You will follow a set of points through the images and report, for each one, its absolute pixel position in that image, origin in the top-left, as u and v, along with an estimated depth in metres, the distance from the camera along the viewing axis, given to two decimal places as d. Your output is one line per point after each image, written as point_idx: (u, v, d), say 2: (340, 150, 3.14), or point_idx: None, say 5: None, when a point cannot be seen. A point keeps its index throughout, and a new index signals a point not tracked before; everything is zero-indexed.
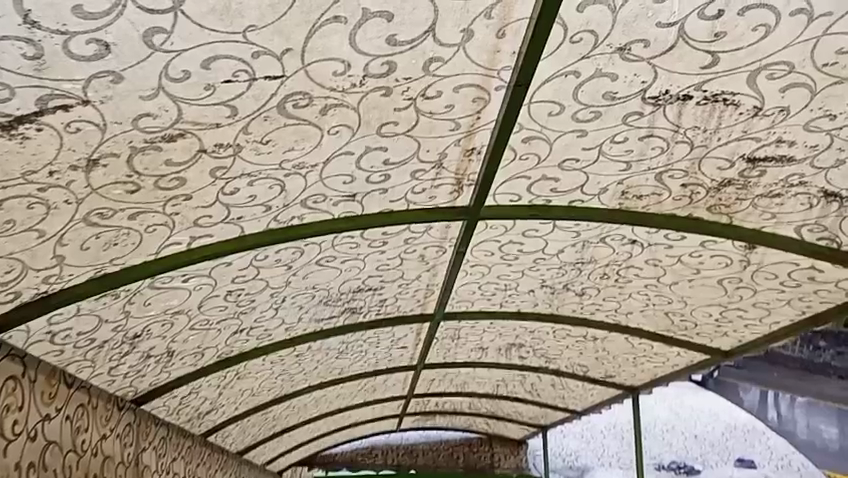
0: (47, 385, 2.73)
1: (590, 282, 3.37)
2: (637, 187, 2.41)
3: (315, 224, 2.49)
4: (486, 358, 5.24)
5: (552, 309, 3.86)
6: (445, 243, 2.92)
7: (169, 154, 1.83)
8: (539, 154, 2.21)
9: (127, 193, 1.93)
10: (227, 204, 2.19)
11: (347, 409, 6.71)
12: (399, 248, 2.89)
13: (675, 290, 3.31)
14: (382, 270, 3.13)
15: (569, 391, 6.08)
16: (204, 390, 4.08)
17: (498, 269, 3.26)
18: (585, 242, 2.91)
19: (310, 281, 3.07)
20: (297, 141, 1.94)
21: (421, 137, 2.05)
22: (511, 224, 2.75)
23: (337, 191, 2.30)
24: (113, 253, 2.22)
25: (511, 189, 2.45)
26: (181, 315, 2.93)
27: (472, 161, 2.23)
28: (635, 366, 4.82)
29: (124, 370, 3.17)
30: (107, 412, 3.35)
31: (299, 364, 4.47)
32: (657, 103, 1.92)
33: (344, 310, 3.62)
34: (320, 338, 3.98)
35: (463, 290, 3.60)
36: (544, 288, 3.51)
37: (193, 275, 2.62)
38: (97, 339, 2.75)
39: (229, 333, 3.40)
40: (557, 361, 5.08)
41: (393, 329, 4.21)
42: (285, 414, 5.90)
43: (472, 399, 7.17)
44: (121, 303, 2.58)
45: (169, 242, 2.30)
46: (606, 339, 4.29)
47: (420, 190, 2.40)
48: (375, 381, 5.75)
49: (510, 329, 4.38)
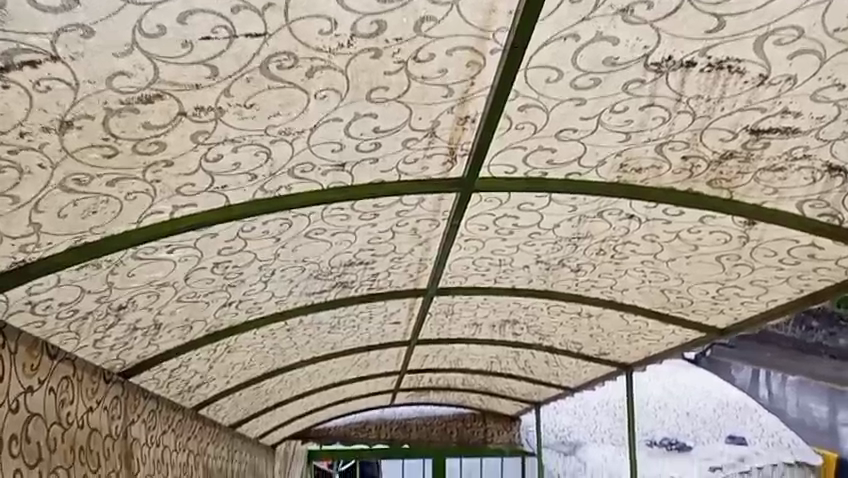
0: (30, 357, 2.67)
1: (586, 258, 3.31)
2: (636, 159, 2.33)
3: (303, 194, 2.41)
4: (480, 335, 5.21)
5: (547, 285, 3.81)
6: (438, 216, 2.85)
7: (147, 116, 1.74)
8: (536, 124, 2.13)
9: (104, 157, 1.85)
10: (211, 172, 2.11)
11: (340, 384, 6.69)
12: (391, 220, 2.82)
13: (672, 267, 3.26)
14: (373, 243, 3.06)
15: (562, 367, 6.07)
16: (193, 363, 4.04)
17: (492, 243, 3.20)
18: (581, 216, 2.84)
19: (299, 254, 3.00)
20: (282, 105, 1.85)
21: (413, 104, 1.97)
22: (506, 197, 2.67)
23: (326, 160, 2.22)
24: (92, 221, 2.14)
25: (507, 160, 2.37)
26: (167, 287, 2.86)
27: (466, 130, 2.14)
28: (629, 343, 4.79)
29: (110, 342, 3.11)
30: (94, 385, 3.31)
31: (290, 339, 4.42)
32: (659, 70, 1.84)
33: (335, 284, 3.56)
34: (312, 312, 3.93)
35: (457, 265, 3.54)
36: (538, 264, 3.46)
37: (178, 246, 2.54)
38: (81, 310, 2.69)
39: (218, 306, 3.34)
40: (552, 338, 5.05)
41: (385, 304, 4.16)
42: (278, 388, 5.88)
43: (465, 374, 7.16)
44: (104, 274, 2.51)
45: (151, 211, 2.22)
46: (601, 316, 4.25)
47: (412, 160, 2.31)
48: (368, 357, 5.72)
49: (505, 306, 4.33)
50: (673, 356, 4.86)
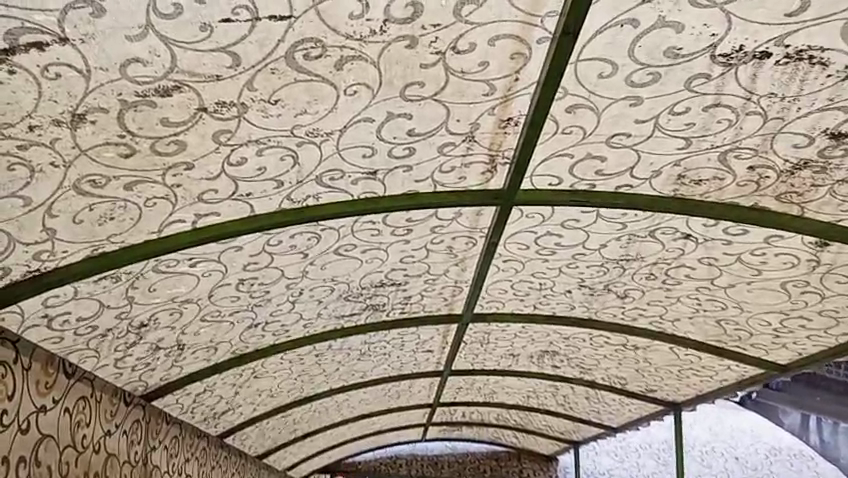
0: (46, 375, 2.55)
1: (635, 283, 3.07)
2: (696, 169, 2.12)
3: (333, 206, 2.26)
4: (517, 366, 4.94)
5: (590, 313, 3.56)
6: (476, 233, 2.67)
7: (165, 111, 1.62)
8: (586, 129, 1.94)
9: (120, 157, 1.73)
10: (235, 178, 1.98)
11: (370, 416, 6.46)
12: (425, 237, 2.65)
13: (731, 294, 2.99)
14: (406, 263, 2.89)
15: (604, 405, 5.73)
16: (219, 389, 3.89)
17: (533, 265, 2.99)
18: (632, 236, 2.62)
19: (329, 273, 2.85)
20: (309, 102, 1.71)
21: (451, 103, 1.80)
22: (549, 213, 2.48)
23: (357, 167, 2.07)
24: (109, 229, 2.02)
25: (551, 170, 2.18)
26: (190, 305, 2.73)
27: (508, 134, 1.97)
28: (679, 380, 4.46)
29: (131, 362, 2.99)
30: (114, 407, 3.17)
31: (318, 365, 4.24)
32: (728, 63, 1.64)
33: (366, 307, 3.38)
34: (341, 336, 3.75)
35: (494, 289, 3.33)
36: (582, 289, 3.23)
37: (201, 259, 2.41)
38: (100, 327, 2.57)
39: (243, 328, 3.20)
40: (594, 372, 4.76)
41: (418, 330, 3.96)
42: (306, 418, 5.68)
43: (500, 409, 6.85)
44: (124, 288, 2.39)
45: (173, 219, 2.09)
46: (649, 348, 3.96)
47: (449, 169, 2.15)
48: (400, 387, 5.49)
49: (544, 335, 4.08)
50: (727, 394, 4.51)
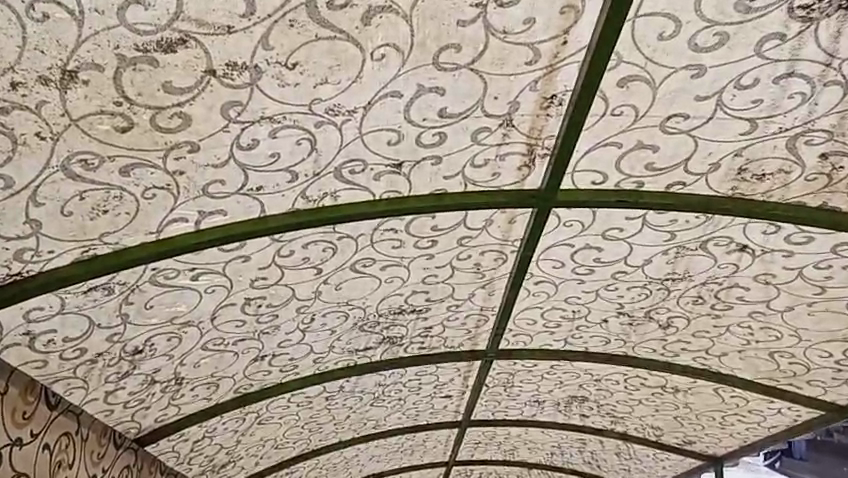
0: (25, 403, 2.27)
1: (679, 310, 2.79)
2: (759, 161, 1.90)
3: (352, 206, 2.03)
4: (542, 416, 4.57)
5: (627, 348, 3.26)
6: (506, 245, 2.42)
7: (168, 72, 1.43)
8: (638, 110, 1.73)
9: (115, 131, 1.53)
10: (245, 167, 1.76)
11: (381, 476, 6.00)
12: (451, 250, 2.41)
13: (788, 318, 2.72)
14: (429, 284, 2.63)
15: (635, 462, 5.30)
16: (219, 436, 3.55)
17: (567, 288, 2.72)
18: (680, 249, 2.37)
19: (344, 294, 2.59)
20: (331, 68, 1.52)
21: (489, 75, 1.61)
22: (590, 220, 2.24)
23: (380, 158, 1.85)
24: (102, 226, 1.79)
25: (595, 165, 1.95)
26: (191, 329, 2.47)
27: (550, 117, 1.76)
28: (721, 429, 4.09)
29: (123, 398, 2.69)
30: (101, 449, 2.85)
31: (328, 412, 3.90)
32: (807, 18, 1.46)
33: (383, 340, 3.11)
34: (354, 376, 3.45)
35: (522, 319, 3.06)
36: (621, 318, 2.94)
37: (204, 271, 2.17)
38: (89, 351, 2.30)
39: (248, 361, 2.91)
40: (626, 422, 4.38)
41: (437, 370, 3.65)
42: (312, 477, 5.26)
43: (521, 470, 6.37)
44: (117, 302, 2.14)
45: (174, 218, 1.87)
46: (690, 391, 3.62)
47: (482, 162, 1.93)
48: (414, 441, 5.09)
49: (573, 377, 3.75)
50: (774, 444, 4.12)
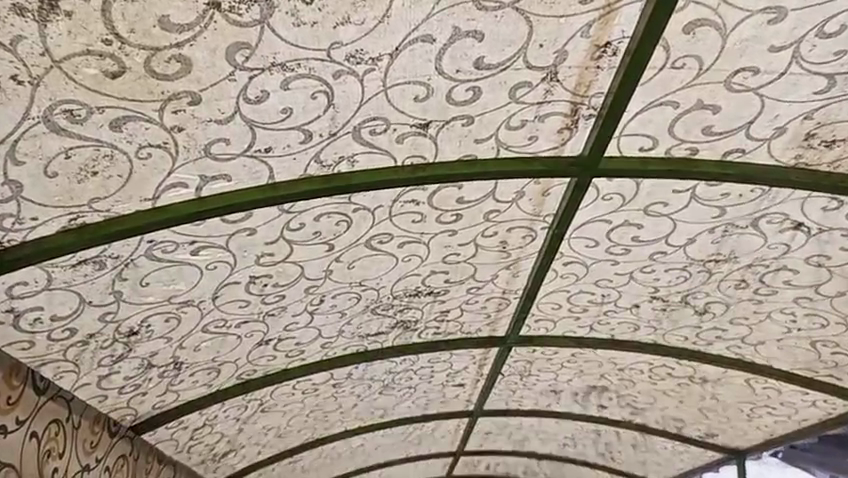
0: (10, 388, 2.07)
1: (718, 294, 2.59)
2: (832, 125, 1.70)
3: (371, 173, 1.82)
4: (557, 406, 4.38)
5: (656, 336, 3.06)
6: (536, 221, 2.22)
7: (165, 4, 1.22)
8: (703, 62, 1.53)
9: (104, 77, 1.32)
10: (252, 124, 1.55)
11: (386, 466, 5.83)
12: (476, 226, 2.20)
13: (837, 304, 2.52)
14: (449, 263, 2.43)
15: (651, 454, 5.11)
16: (221, 423, 3.37)
17: (598, 270, 2.52)
18: (728, 226, 2.16)
19: (358, 273, 2.39)
20: (354, 4, 1.30)
21: (536, 17, 1.40)
22: (632, 194, 2.03)
23: (406, 117, 1.64)
24: (90, 191, 1.58)
25: (646, 128, 1.74)
26: (190, 309, 2.27)
27: (600, 70, 1.55)
28: (748, 421, 3.90)
29: (119, 383, 2.50)
30: (95, 437, 2.66)
31: (335, 399, 3.72)
32: None
33: (396, 324, 2.91)
34: (364, 363, 3.26)
35: (546, 302, 2.86)
36: (653, 303, 2.74)
37: (205, 245, 1.96)
38: (80, 332, 2.10)
39: (252, 345, 2.72)
40: (646, 413, 4.19)
41: (451, 358, 3.46)
42: (317, 466, 5.08)
43: (530, 461, 6.20)
44: (109, 278, 1.93)
45: (173, 182, 1.66)
46: (719, 381, 3.43)
47: (518, 123, 1.71)
48: (422, 431, 4.91)
49: (594, 366, 3.56)
50: (803, 438, 3.94)
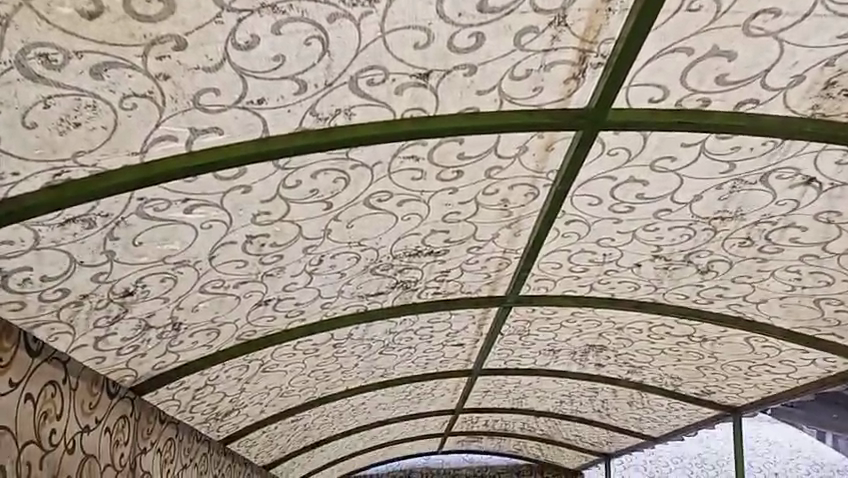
0: (2, 350, 2.02)
1: (724, 253, 2.55)
2: None
3: (368, 127, 1.75)
4: (556, 366, 4.39)
5: (658, 295, 3.03)
6: (539, 178, 2.15)
7: None
8: (720, 4, 1.44)
9: (80, 17, 1.24)
10: (243, 73, 1.47)
11: (387, 423, 5.89)
12: (477, 184, 2.14)
13: (844, 262, 2.48)
14: (450, 222, 2.37)
15: (648, 411, 5.17)
16: (221, 384, 3.36)
17: (602, 229, 2.47)
18: (737, 183, 2.10)
19: (356, 233, 2.34)
20: None
21: None
22: (639, 149, 1.96)
23: (405, 65, 1.55)
24: (74, 144, 1.51)
25: (656, 78, 1.66)
26: (186, 270, 2.22)
27: (611, 13, 1.46)
28: (746, 379, 3.92)
29: (116, 344, 2.47)
30: (94, 399, 2.63)
31: (335, 360, 3.71)
32: None
33: (396, 284, 2.87)
34: (364, 323, 3.23)
35: (548, 262, 2.82)
36: (656, 262, 2.70)
37: (199, 203, 1.90)
38: (73, 293, 2.05)
39: (250, 306, 2.68)
40: (644, 372, 4.21)
41: (451, 318, 3.43)
42: (318, 424, 5.11)
43: (528, 418, 6.28)
44: (100, 238, 1.87)
45: (161, 135, 1.58)
46: (719, 340, 3.43)
47: (523, 74, 1.63)
48: (422, 390, 4.94)
49: (594, 325, 3.54)
50: (800, 396, 3.97)
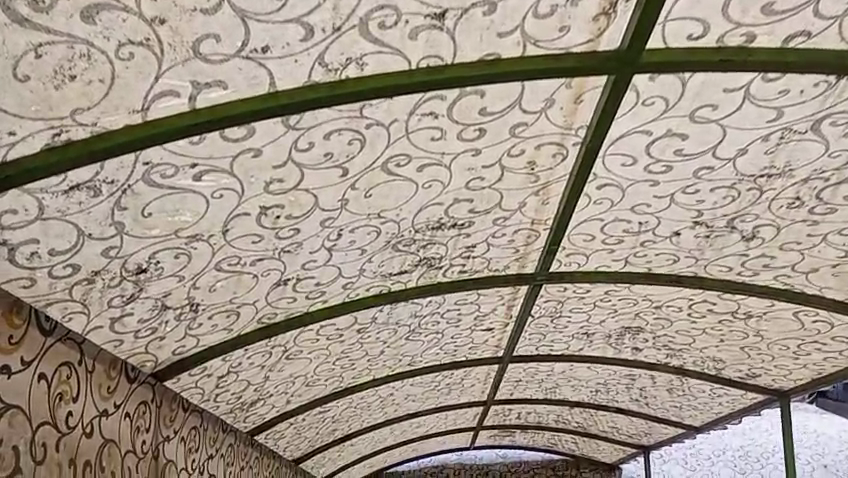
0: (12, 327, 1.96)
1: (770, 215, 2.37)
2: None
3: (381, 79, 1.63)
4: (591, 351, 4.22)
5: (698, 268, 2.86)
6: (568, 135, 2.01)
7: None
8: None
9: None
10: (244, 16, 1.37)
11: (417, 416, 5.77)
12: (501, 144, 2.01)
13: None
14: (474, 190, 2.25)
15: (689, 398, 4.97)
16: (245, 371, 3.29)
17: (636, 193, 2.31)
18: (785, 132, 1.94)
19: (375, 204, 2.23)
20: None
21: None
22: (676, 97, 1.81)
23: (419, 5, 1.43)
24: (71, 100, 1.43)
25: (696, 11, 1.51)
26: (200, 245, 2.14)
27: None
28: (794, 359, 3.71)
29: (133, 326, 2.40)
30: (112, 383, 2.57)
31: (360, 346, 3.61)
32: None
33: (420, 261, 2.75)
34: (388, 306, 3.12)
35: (579, 234, 2.67)
36: (696, 230, 2.53)
37: (208, 169, 1.81)
38: (84, 269, 1.99)
39: (269, 286, 2.59)
40: (684, 355, 4.02)
41: (478, 299, 3.31)
42: (347, 416, 5.02)
43: (562, 410, 6.10)
44: (107, 208, 1.80)
45: (162, 90, 1.49)
46: (765, 316, 3.23)
47: (547, 11, 1.50)
48: (451, 379, 4.82)
49: (629, 304, 3.37)
50: None
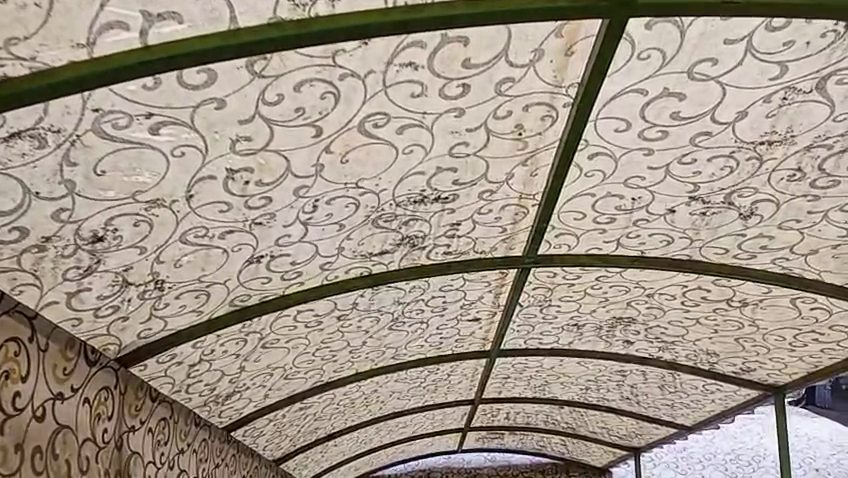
0: None
1: (771, 189, 2.25)
2: None
3: (353, 18, 1.49)
4: (581, 344, 4.09)
5: (693, 251, 2.74)
6: (557, 95, 1.87)
7: None
8: None
9: None
10: None
11: (403, 415, 5.60)
12: (486, 104, 1.87)
13: None
14: (458, 157, 2.11)
15: (681, 396, 4.84)
16: (219, 360, 3.12)
17: (630, 164, 2.18)
18: (788, 92, 1.83)
19: (353, 171, 2.09)
20: None
21: None
22: (674, 50, 1.69)
23: None
24: (4, 27, 1.28)
25: None
26: (162, 212, 1.98)
27: None
28: (790, 351, 3.59)
29: (92, 303, 2.24)
30: (69, 365, 2.40)
31: (341, 336, 3.46)
32: None
33: (401, 240, 2.61)
34: (369, 290, 2.97)
35: (569, 212, 2.54)
36: (692, 208, 2.41)
37: (166, 121, 1.66)
38: (33, 234, 1.83)
39: (241, 264, 2.44)
40: (677, 348, 3.89)
41: (464, 285, 3.16)
42: (330, 413, 4.85)
43: (551, 409, 5.95)
44: (54, 163, 1.64)
45: (109, 22, 1.35)
46: (761, 304, 3.12)
47: None
48: (437, 375, 4.66)
49: (620, 292, 3.24)
50: None
